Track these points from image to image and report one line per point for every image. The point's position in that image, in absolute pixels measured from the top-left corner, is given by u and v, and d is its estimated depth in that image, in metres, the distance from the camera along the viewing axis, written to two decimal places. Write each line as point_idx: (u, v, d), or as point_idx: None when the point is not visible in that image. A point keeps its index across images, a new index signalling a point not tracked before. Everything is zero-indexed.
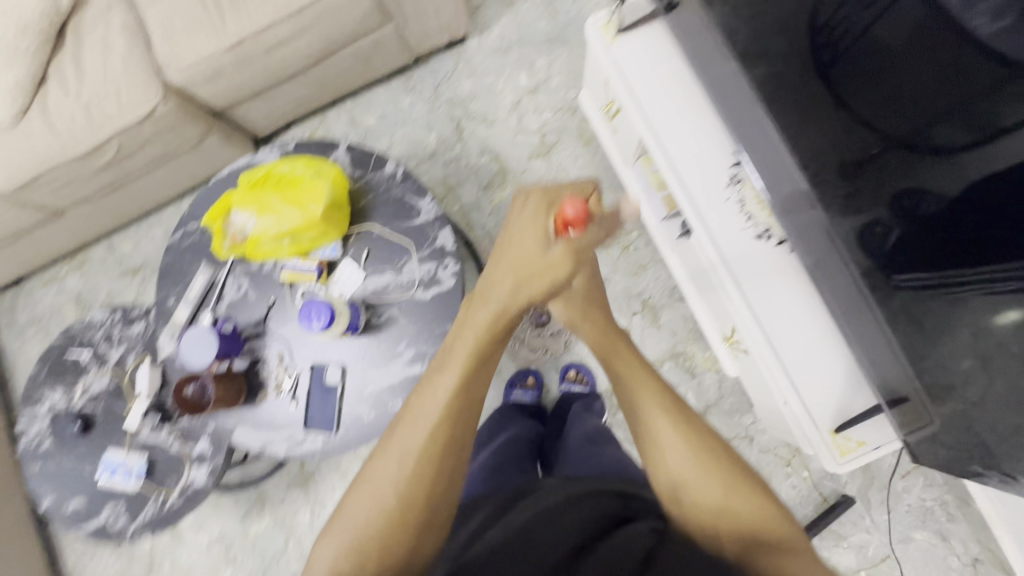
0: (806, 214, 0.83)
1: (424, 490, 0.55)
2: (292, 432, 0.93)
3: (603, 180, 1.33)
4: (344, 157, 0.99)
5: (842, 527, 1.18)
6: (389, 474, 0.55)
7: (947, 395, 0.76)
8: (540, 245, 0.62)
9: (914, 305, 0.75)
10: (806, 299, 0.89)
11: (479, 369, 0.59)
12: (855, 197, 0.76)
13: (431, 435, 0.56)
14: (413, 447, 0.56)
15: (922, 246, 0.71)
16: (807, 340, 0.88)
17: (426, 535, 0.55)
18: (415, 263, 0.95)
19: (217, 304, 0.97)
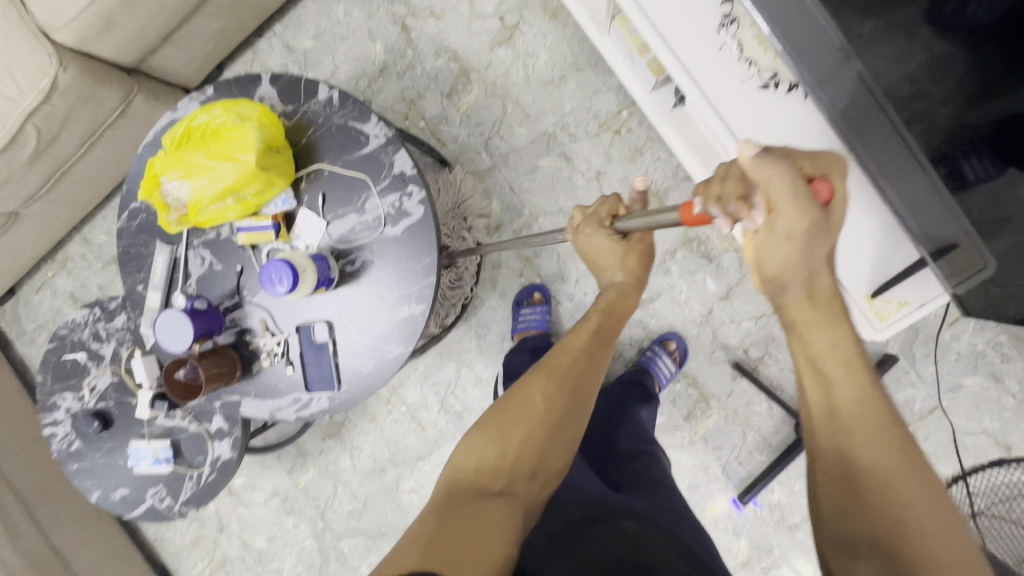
0: (835, 77, 0.64)
1: (556, 416, 0.67)
2: (297, 395, 0.91)
3: (579, 57, 1.15)
4: (270, 92, 0.86)
5: (886, 385, 1.13)
6: (531, 390, 0.69)
7: (1000, 230, 0.63)
8: (801, 208, 0.46)
9: (959, 138, 0.60)
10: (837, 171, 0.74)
11: (602, 330, 0.75)
12: (879, 13, 0.57)
13: (562, 377, 0.70)
14: (547, 374, 0.70)
15: (983, 68, 0.54)
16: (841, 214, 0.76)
17: (557, 451, 0.67)
18: (376, 199, 0.85)
19: (186, 283, 0.91)
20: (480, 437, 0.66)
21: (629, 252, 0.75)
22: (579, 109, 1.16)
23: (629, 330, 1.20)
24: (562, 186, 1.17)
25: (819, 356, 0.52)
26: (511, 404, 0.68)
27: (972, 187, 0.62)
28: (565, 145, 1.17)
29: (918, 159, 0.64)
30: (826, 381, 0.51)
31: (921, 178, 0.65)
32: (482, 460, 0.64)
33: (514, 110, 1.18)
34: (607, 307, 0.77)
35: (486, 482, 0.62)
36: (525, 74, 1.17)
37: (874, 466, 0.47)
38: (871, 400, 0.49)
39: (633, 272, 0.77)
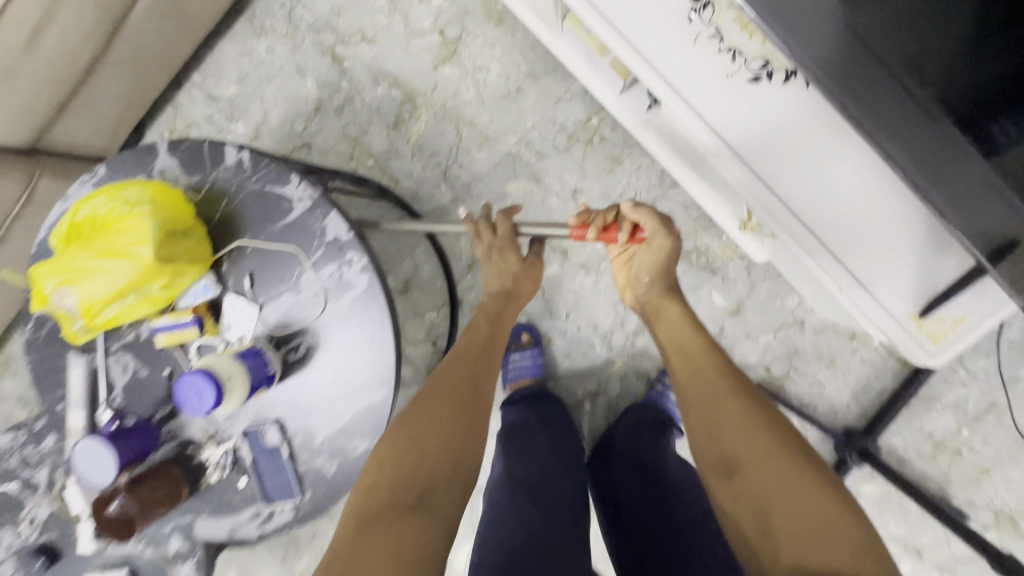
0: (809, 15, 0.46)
1: (467, 416, 0.65)
2: (256, 509, 0.77)
3: (534, 64, 1.02)
4: (170, 163, 0.72)
5: (933, 387, 0.99)
6: (440, 391, 0.66)
7: None
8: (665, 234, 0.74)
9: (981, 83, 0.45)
10: (850, 171, 0.60)
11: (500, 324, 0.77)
12: None
13: (472, 362, 0.71)
14: (447, 372, 0.69)
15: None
16: (849, 217, 0.63)
17: (472, 432, 0.64)
18: (311, 273, 0.71)
19: (112, 396, 0.78)
20: (397, 433, 0.62)
21: (521, 269, 0.82)
22: (543, 123, 1.02)
23: (633, 361, 1.06)
24: (536, 211, 1.03)
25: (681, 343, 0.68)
26: (420, 404, 0.65)
27: (1008, 150, 0.45)
28: (533, 164, 1.03)
29: (929, 110, 0.46)
30: (701, 377, 0.63)
31: (936, 134, 0.46)
32: (393, 468, 0.59)
33: (470, 132, 1.04)
34: (493, 316, 0.78)
35: (403, 494, 0.57)
36: (477, 90, 1.03)
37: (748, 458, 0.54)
38: (724, 389, 0.61)
39: (524, 280, 0.82)
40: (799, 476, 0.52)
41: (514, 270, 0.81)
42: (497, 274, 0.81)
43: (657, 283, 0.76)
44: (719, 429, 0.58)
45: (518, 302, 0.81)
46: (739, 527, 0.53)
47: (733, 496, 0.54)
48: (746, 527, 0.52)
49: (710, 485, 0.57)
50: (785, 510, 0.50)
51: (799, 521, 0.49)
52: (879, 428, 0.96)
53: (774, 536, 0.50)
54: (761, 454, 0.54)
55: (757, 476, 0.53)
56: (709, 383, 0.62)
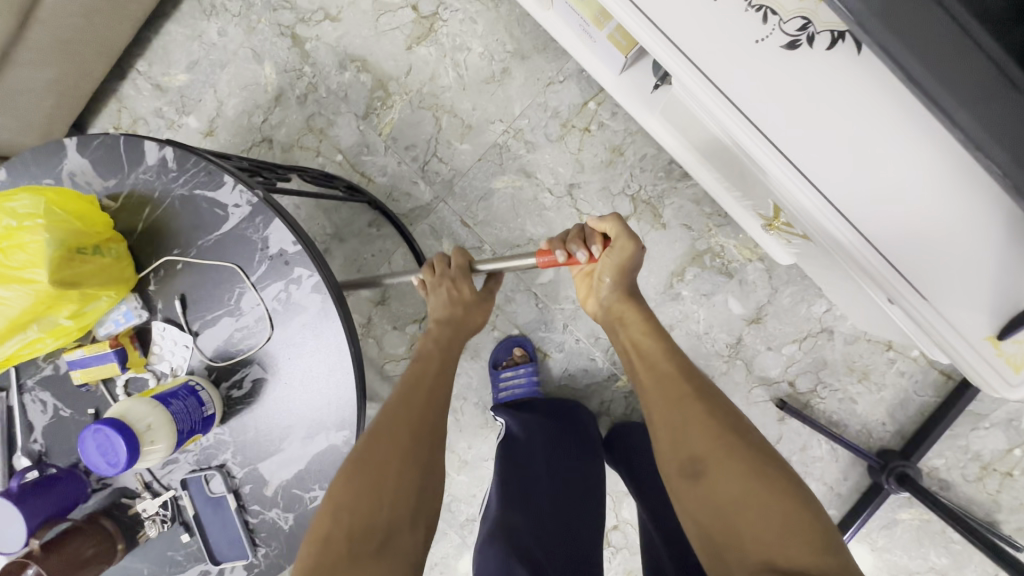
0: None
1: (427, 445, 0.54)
2: (203, 568, 0.66)
3: (521, 41, 0.89)
4: (82, 164, 0.61)
5: (981, 402, 0.87)
6: (400, 416, 0.55)
7: None
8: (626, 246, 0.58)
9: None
10: (906, 154, 0.49)
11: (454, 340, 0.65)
12: None
13: (432, 382, 0.59)
14: (405, 391, 0.58)
15: None
16: (905, 211, 0.50)
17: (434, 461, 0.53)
18: (255, 293, 0.59)
19: (29, 439, 0.66)
20: (356, 471, 0.50)
21: (473, 300, 0.68)
22: (533, 109, 0.90)
23: None
24: (527, 209, 0.91)
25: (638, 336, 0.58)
26: (377, 431, 0.53)
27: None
28: (523, 156, 0.91)
29: (1013, 77, 0.40)
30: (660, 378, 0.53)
31: (1016, 103, 0.40)
32: (350, 512, 0.48)
33: (451, 121, 0.92)
34: (445, 341, 0.64)
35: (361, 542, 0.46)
36: (457, 73, 0.91)
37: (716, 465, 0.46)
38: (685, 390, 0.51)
39: (472, 309, 0.67)
40: (761, 472, 0.44)
41: (466, 298, 0.67)
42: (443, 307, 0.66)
43: (619, 286, 0.61)
44: (681, 431, 0.49)
45: (467, 328, 0.67)
46: (700, 532, 0.45)
47: (696, 499, 0.46)
48: (708, 531, 0.44)
49: (672, 489, 0.48)
50: (761, 518, 0.42)
51: (763, 521, 0.41)
52: (922, 450, 0.84)
53: (741, 543, 0.42)
54: (724, 453, 0.46)
55: (725, 485, 0.44)
56: (665, 383, 0.53)
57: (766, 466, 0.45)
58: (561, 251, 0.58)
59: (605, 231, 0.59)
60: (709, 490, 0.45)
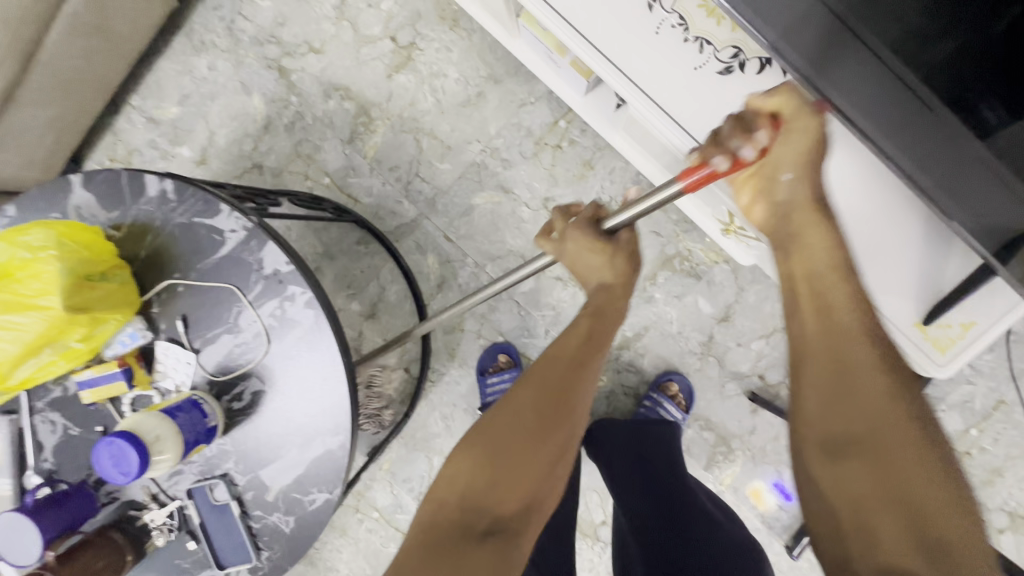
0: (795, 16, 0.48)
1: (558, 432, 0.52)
2: (209, 573, 0.70)
3: (494, 66, 0.95)
4: (86, 198, 0.65)
5: (937, 387, 0.93)
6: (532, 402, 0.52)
7: None
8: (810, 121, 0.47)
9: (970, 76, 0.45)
10: (834, 163, 0.55)
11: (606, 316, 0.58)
12: None
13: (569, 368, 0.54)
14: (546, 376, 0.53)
15: None
16: (840, 212, 0.56)
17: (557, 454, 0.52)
18: (251, 310, 0.64)
19: (40, 458, 0.70)
20: (473, 451, 0.51)
21: (620, 253, 0.59)
22: (508, 128, 0.96)
23: (619, 376, 1.00)
24: (506, 223, 0.97)
25: (819, 267, 0.47)
26: (505, 423, 0.52)
27: (996, 132, 0.45)
28: (500, 173, 0.96)
29: (924, 99, 0.47)
30: (833, 321, 0.46)
31: (932, 124, 0.48)
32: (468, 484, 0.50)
33: (431, 143, 0.97)
34: (594, 312, 0.58)
35: (473, 514, 0.49)
36: (435, 98, 0.97)
37: (879, 435, 0.42)
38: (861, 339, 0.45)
39: (622, 265, 0.59)
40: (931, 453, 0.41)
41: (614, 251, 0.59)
42: (604, 261, 0.59)
43: (803, 184, 0.49)
44: (852, 392, 0.43)
45: (625, 285, 0.60)
46: (821, 498, 0.43)
47: (843, 481, 0.42)
48: (841, 518, 0.42)
49: (801, 448, 0.46)
50: (929, 513, 0.39)
51: (928, 517, 0.39)
52: None
53: (866, 520, 0.41)
54: (897, 435, 0.41)
55: (893, 458, 0.41)
56: (837, 327, 0.45)
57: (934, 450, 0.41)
58: (720, 158, 0.48)
59: (774, 107, 0.47)
60: (876, 475, 0.41)
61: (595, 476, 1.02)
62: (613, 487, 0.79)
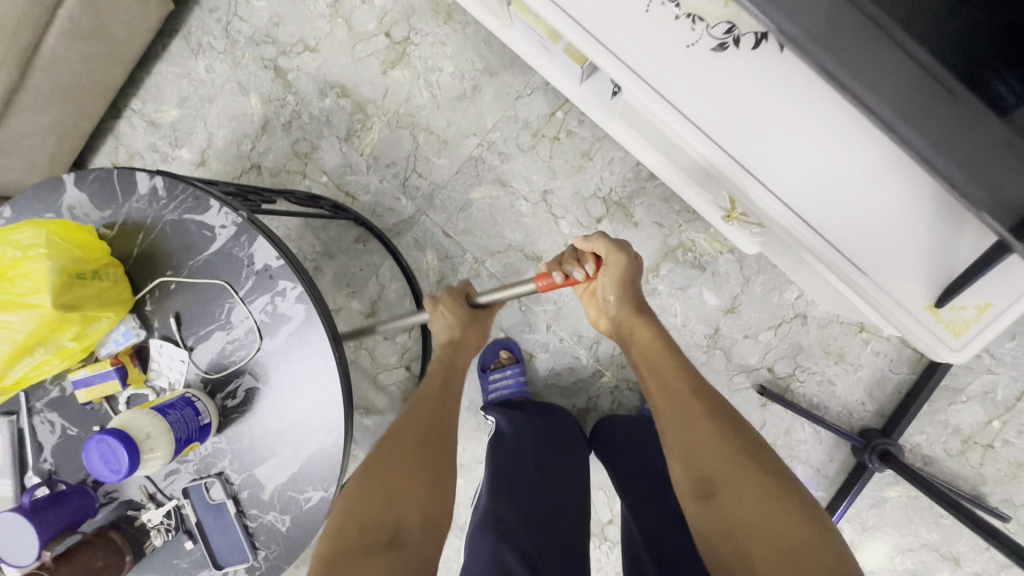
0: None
1: (432, 448, 0.56)
2: (207, 573, 0.69)
3: (490, 59, 0.94)
4: (79, 197, 0.65)
5: (955, 377, 0.89)
6: (410, 424, 0.58)
7: None
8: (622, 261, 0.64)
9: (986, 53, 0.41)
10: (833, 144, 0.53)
11: (459, 359, 0.69)
12: None
13: (435, 398, 0.62)
14: (420, 401, 0.62)
15: None
16: (814, 199, 0.55)
17: (447, 482, 0.56)
18: (243, 307, 0.64)
19: (39, 458, 0.70)
20: (361, 483, 0.53)
21: (471, 320, 0.71)
22: (504, 121, 0.94)
23: (624, 372, 0.97)
24: (505, 218, 0.96)
25: (652, 351, 0.62)
26: (384, 445, 0.56)
27: (1015, 111, 0.41)
28: (497, 166, 0.95)
29: (944, 81, 0.42)
30: (665, 386, 0.57)
31: (952, 109, 0.42)
32: (363, 512, 0.51)
33: (427, 138, 0.97)
34: (448, 358, 0.68)
35: (372, 537, 0.49)
36: (430, 93, 0.96)
37: (717, 478, 0.49)
38: (686, 390, 0.56)
39: (472, 329, 0.71)
40: (773, 485, 0.47)
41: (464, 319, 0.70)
42: (444, 329, 0.70)
43: (625, 302, 0.67)
44: (691, 441, 0.52)
45: (461, 362, 0.69)
46: (711, 542, 0.47)
47: (710, 521, 0.48)
48: (725, 556, 0.45)
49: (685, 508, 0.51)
50: (785, 534, 0.43)
51: (782, 542, 0.43)
52: (900, 427, 0.87)
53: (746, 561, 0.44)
54: (737, 474, 0.48)
55: (735, 495, 0.47)
56: (670, 387, 0.57)
57: (775, 480, 0.47)
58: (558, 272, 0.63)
59: (595, 250, 0.64)
60: (730, 508, 0.47)
61: (602, 473, 1.00)
62: (618, 485, 0.77)
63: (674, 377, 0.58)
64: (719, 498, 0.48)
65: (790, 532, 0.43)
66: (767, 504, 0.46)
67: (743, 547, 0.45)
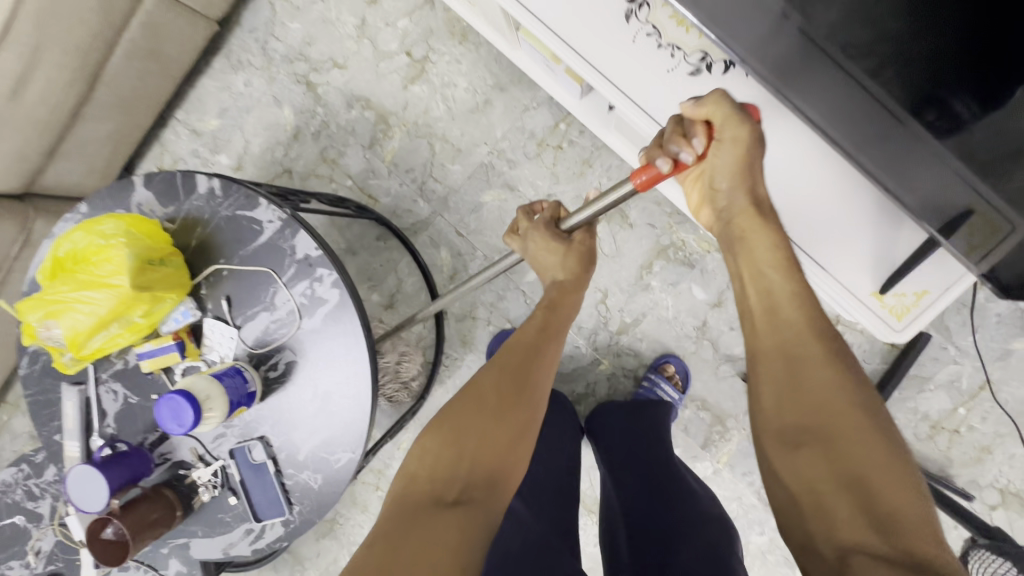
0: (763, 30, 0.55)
1: (513, 414, 0.61)
2: (248, 526, 0.79)
3: (500, 76, 1.04)
4: (147, 196, 0.76)
5: (924, 367, 0.98)
6: (494, 381, 0.63)
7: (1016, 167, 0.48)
8: (741, 129, 0.57)
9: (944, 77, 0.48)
10: (791, 156, 0.63)
11: (557, 313, 0.72)
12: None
13: (527, 361, 0.66)
14: (509, 359, 0.66)
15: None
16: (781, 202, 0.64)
17: (518, 441, 0.61)
18: (285, 291, 0.74)
19: (103, 423, 0.80)
20: (435, 435, 0.59)
21: (570, 252, 0.75)
22: (513, 132, 1.04)
23: (619, 360, 1.06)
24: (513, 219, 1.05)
25: (762, 263, 0.58)
26: (462, 404, 0.62)
27: (972, 124, 0.48)
28: (506, 172, 1.05)
29: (897, 115, 0.52)
30: (774, 312, 0.56)
31: (903, 134, 0.53)
32: (438, 459, 0.57)
33: (442, 147, 1.07)
34: (548, 304, 0.73)
35: (443, 485, 0.55)
36: (446, 106, 1.06)
37: (827, 421, 0.49)
38: (803, 323, 0.54)
39: (572, 267, 0.75)
40: (882, 443, 0.47)
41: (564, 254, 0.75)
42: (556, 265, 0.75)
43: (738, 187, 0.60)
44: (801, 380, 0.52)
45: (562, 309, 0.73)
46: (796, 480, 0.48)
47: (796, 463, 0.49)
48: (804, 497, 0.47)
49: (764, 443, 0.52)
50: (879, 483, 0.45)
51: (881, 497, 0.44)
52: None
53: (831, 505, 0.45)
54: (851, 422, 0.48)
55: (843, 440, 0.47)
56: (783, 316, 0.55)
57: (886, 439, 0.47)
58: (663, 161, 0.59)
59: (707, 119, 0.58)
60: (829, 460, 0.47)
61: None
62: (606, 458, 0.87)
63: (790, 305, 0.55)
64: (820, 440, 0.48)
65: (889, 490, 0.44)
66: (874, 460, 0.46)
67: (832, 492, 0.46)
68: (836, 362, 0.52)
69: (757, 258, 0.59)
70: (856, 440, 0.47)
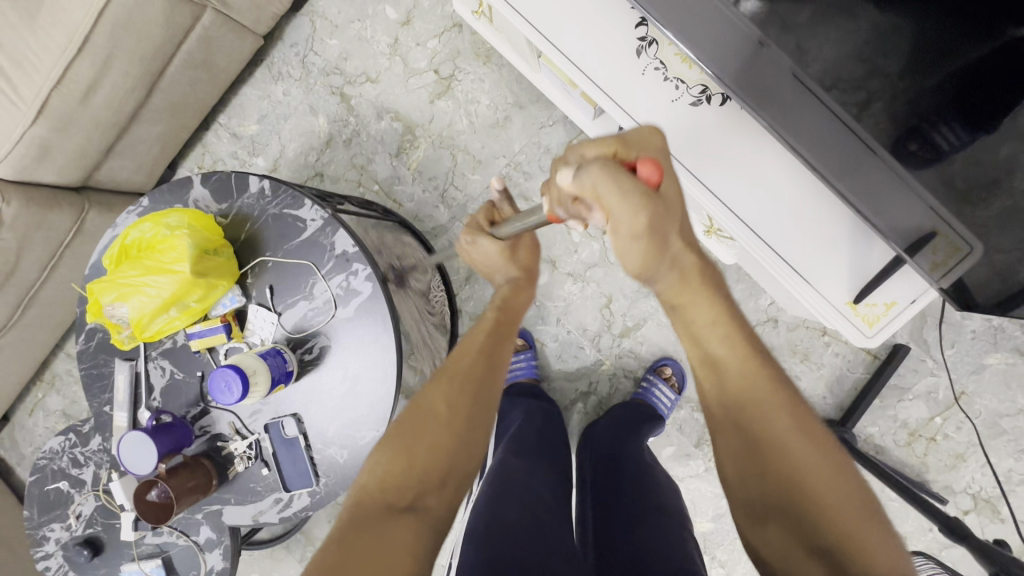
0: (756, 66, 0.62)
1: (462, 421, 0.62)
2: (277, 495, 0.86)
3: (519, 95, 1.13)
4: (202, 193, 0.85)
5: (903, 377, 1.05)
6: (440, 395, 0.64)
7: (992, 192, 0.57)
8: (639, 209, 0.48)
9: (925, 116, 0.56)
10: (777, 178, 0.71)
11: (502, 328, 0.72)
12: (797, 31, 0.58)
13: (470, 373, 0.66)
14: (455, 369, 0.66)
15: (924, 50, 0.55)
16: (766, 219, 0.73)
17: (466, 452, 0.61)
18: (323, 282, 0.82)
19: (150, 397, 0.89)
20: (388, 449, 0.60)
21: (516, 248, 0.77)
22: (529, 147, 1.13)
23: (621, 361, 1.14)
24: None
25: (701, 333, 0.58)
26: (414, 417, 0.62)
27: (948, 155, 0.57)
28: (521, 183, 1.14)
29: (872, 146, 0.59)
30: (716, 367, 0.56)
31: (880, 163, 0.60)
32: (390, 475, 0.58)
33: (464, 157, 1.16)
34: (502, 303, 0.76)
35: (395, 496, 0.56)
36: (469, 120, 1.15)
37: (785, 477, 0.50)
38: (753, 372, 0.54)
39: (522, 258, 0.78)
40: (843, 491, 0.48)
41: (509, 254, 0.76)
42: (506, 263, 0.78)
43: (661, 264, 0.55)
44: (756, 441, 0.52)
45: (508, 319, 0.74)
46: (768, 546, 0.49)
47: (764, 538, 0.50)
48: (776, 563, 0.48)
49: (738, 522, 0.53)
50: (847, 544, 0.45)
51: (851, 553, 0.45)
52: (854, 417, 1.02)
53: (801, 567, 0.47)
54: (812, 473, 0.49)
55: (812, 504, 0.48)
56: (726, 370, 0.55)
57: (846, 485, 0.48)
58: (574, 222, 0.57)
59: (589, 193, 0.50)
60: (795, 528, 0.48)
61: None
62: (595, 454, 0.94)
63: (735, 366, 0.55)
64: (783, 500, 0.49)
65: (855, 543, 0.45)
66: (834, 512, 0.47)
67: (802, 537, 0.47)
68: (787, 404, 0.52)
69: (700, 323, 0.58)
70: (816, 496, 0.48)
